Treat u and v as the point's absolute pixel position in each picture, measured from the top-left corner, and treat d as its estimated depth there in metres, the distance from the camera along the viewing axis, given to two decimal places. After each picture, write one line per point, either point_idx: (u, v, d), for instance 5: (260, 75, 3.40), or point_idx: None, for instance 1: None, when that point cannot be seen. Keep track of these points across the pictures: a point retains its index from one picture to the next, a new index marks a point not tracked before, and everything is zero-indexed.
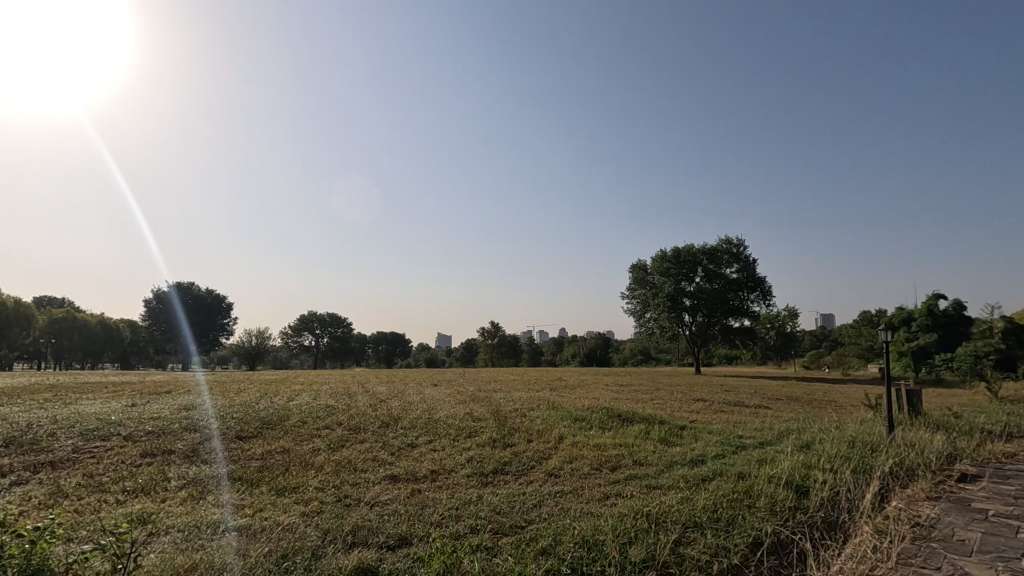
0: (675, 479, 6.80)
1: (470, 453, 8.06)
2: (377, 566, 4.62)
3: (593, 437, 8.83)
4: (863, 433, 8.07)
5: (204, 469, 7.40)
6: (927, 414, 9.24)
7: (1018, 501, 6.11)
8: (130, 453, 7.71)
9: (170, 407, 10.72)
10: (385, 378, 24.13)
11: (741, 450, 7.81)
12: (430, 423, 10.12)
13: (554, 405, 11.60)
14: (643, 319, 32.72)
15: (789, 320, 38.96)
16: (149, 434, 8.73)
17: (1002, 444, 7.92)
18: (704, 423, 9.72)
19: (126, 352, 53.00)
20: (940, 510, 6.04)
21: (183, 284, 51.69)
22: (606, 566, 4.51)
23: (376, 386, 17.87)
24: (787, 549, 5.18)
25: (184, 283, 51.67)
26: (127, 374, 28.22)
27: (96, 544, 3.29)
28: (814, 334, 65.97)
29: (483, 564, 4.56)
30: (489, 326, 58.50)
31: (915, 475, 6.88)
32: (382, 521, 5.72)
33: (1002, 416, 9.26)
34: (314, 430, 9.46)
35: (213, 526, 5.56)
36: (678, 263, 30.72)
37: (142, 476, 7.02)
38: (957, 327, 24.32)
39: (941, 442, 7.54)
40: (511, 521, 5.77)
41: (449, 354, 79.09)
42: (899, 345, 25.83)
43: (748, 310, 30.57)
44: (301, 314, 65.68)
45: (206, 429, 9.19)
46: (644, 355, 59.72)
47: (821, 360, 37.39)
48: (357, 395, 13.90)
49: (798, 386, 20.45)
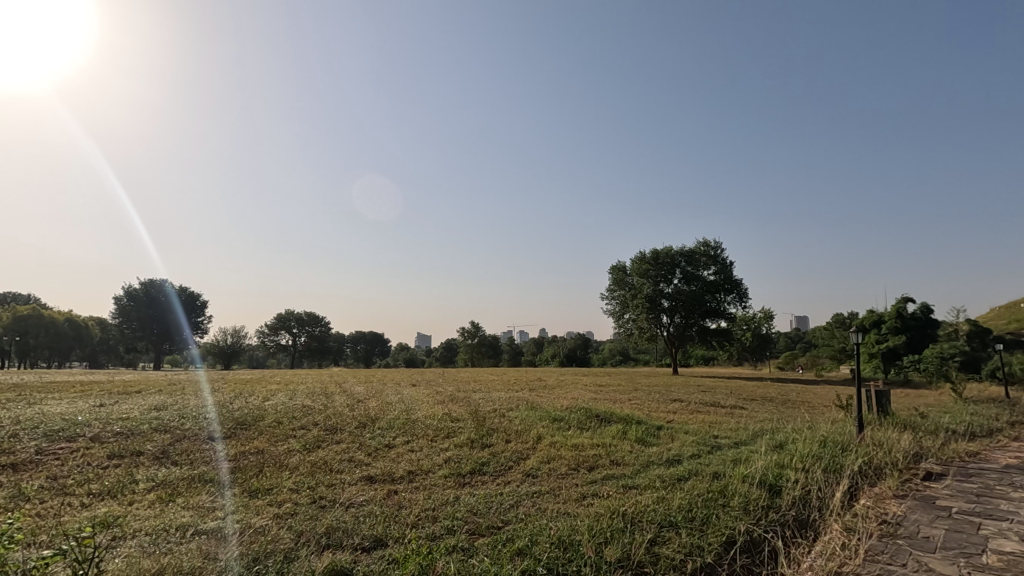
0: (651, 479, 6.86)
1: (448, 454, 8.03)
2: (349, 568, 4.55)
3: (571, 437, 8.87)
4: (835, 433, 8.24)
5: (175, 471, 7.23)
6: (895, 414, 9.51)
7: (979, 498, 6.33)
8: (98, 454, 7.51)
9: (140, 407, 10.46)
10: (363, 378, 24.03)
11: (716, 450, 7.91)
12: (408, 423, 10.06)
13: (533, 405, 11.64)
14: (623, 320, 32.92)
15: (766, 322, 39.79)
16: (118, 435, 8.53)
17: (966, 443, 8.18)
18: (679, 423, 9.84)
19: (92, 353, 50.76)
20: (906, 508, 6.20)
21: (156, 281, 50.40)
22: (582, 566, 4.52)
23: (354, 386, 17.71)
24: (760, 547, 5.27)
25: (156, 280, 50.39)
26: (92, 373, 27.26)
27: (55, 550, 3.15)
28: (787, 334, 68.21)
29: (459, 565, 4.53)
30: (471, 326, 58.76)
31: (882, 473, 7.05)
32: (356, 523, 5.65)
33: (966, 416, 9.59)
34: (290, 430, 9.33)
35: (183, 529, 5.45)
36: (657, 264, 30.99)
37: (108, 477, 6.84)
38: (926, 329, 24.97)
39: (909, 442, 7.73)
40: (488, 521, 5.76)
41: (429, 355, 78.66)
42: (869, 346, 26.52)
43: (725, 311, 31.00)
44: (278, 314, 64.55)
45: (178, 430, 9.00)
46: (624, 355, 60.38)
47: (796, 362, 38.30)
48: (335, 395, 13.76)
49: (772, 387, 21.05)
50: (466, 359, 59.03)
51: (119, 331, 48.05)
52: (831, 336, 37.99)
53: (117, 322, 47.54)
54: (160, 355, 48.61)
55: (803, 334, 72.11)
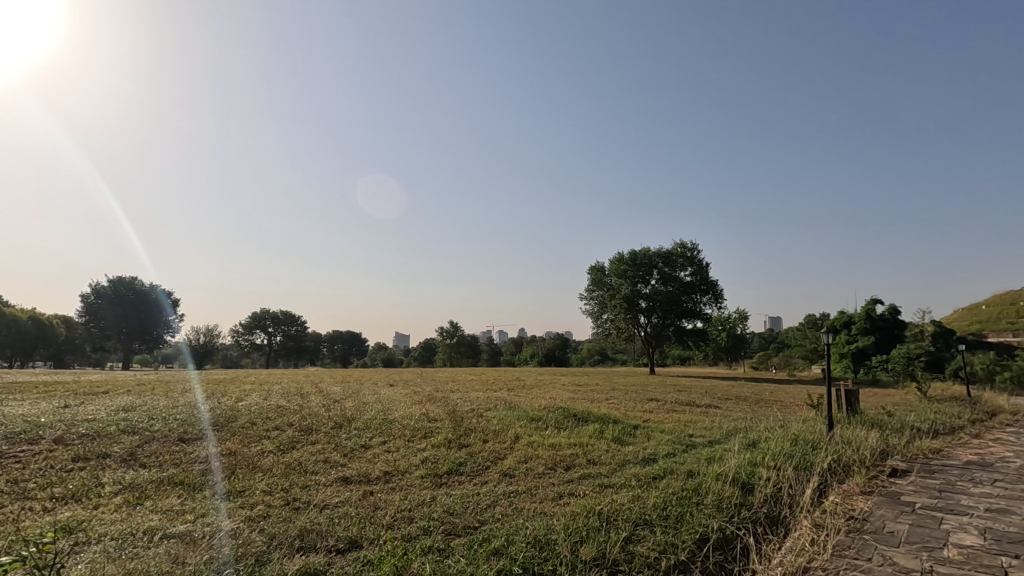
0: (626, 478, 6.92)
1: (425, 454, 7.99)
2: (323, 569, 4.52)
3: (548, 437, 8.87)
4: (805, 432, 8.41)
5: (143, 474, 7.03)
6: (864, 413, 9.73)
7: (942, 494, 6.55)
8: (61, 457, 7.26)
9: (106, 408, 10.19)
10: (339, 378, 23.75)
11: (691, 449, 8.01)
12: (385, 423, 9.98)
13: (511, 405, 11.62)
14: (601, 320, 33.11)
15: (741, 323, 40.59)
16: (83, 436, 8.28)
17: (929, 441, 8.44)
18: (655, 423, 9.92)
19: (56, 352, 48.96)
20: (873, 504, 6.38)
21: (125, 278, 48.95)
22: (558, 566, 4.53)
23: (330, 386, 17.47)
24: (732, 544, 5.36)
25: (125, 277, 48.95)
26: (54, 373, 26.26)
27: (13, 558, 3.03)
28: (761, 335, 69.77)
29: (434, 565, 4.52)
30: (449, 326, 58.65)
31: (851, 470, 7.24)
32: (331, 524, 5.58)
33: (929, 415, 9.86)
34: (264, 430, 9.18)
35: (150, 533, 5.30)
36: (635, 265, 31.30)
37: (72, 481, 6.62)
38: (893, 330, 25.76)
39: (875, 440, 7.95)
40: (465, 521, 5.74)
41: (408, 355, 78.11)
42: (840, 347, 27.18)
43: (701, 312, 31.43)
44: (254, 313, 63.34)
45: (147, 431, 8.78)
46: (602, 355, 60.91)
47: (770, 361, 39.16)
48: (309, 395, 13.57)
49: (747, 386, 21.40)
50: (445, 359, 58.74)
51: (86, 330, 46.52)
52: (803, 336, 38.98)
53: (84, 321, 46.01)
54: (128, 355, 47.15)
55: (776, 335, 73.99)
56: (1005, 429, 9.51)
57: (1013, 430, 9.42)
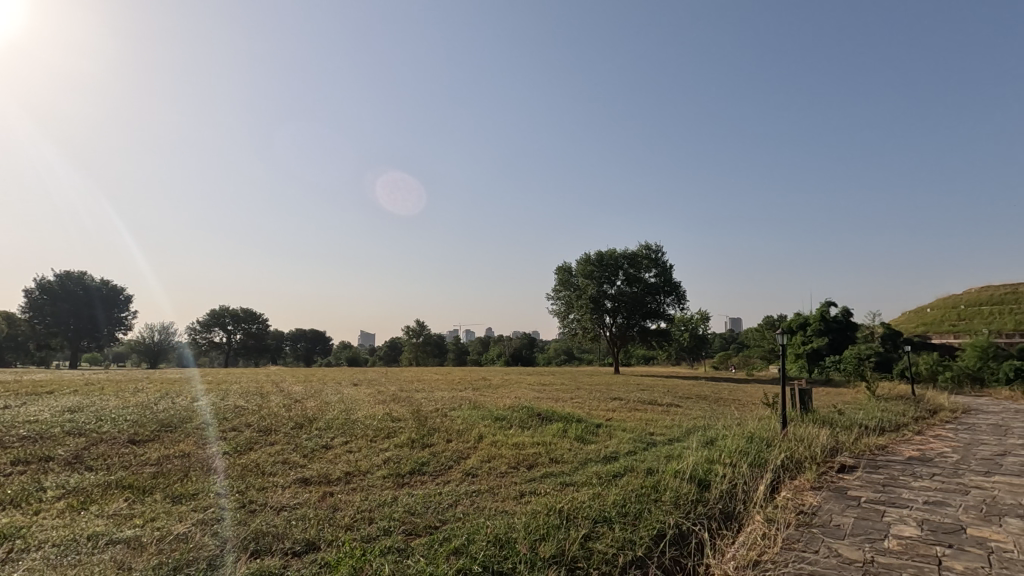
0: (588, 476, 7.01)
1: (388, 454, 7.91)
2: (278, 570, 4.46)
3: (512, 437, 8.88)
4: (761, 429, 8.70)
5: (90, 477, 6.74)
6: (816, 411, 10.10)
7: (884, 487, 6.89)
8: (0, 460, 6.90)
9: (51, 408, 9.78)
10: (299, 378, 23.18)
11: (652, 447, 8.19)
12: (347, 423, 9.83)
13: (475, 405, 11.58)
14: (567, 320, 33.40)
15: (703, 323, 41.64)
16: (25, 438, 7.90)
17: (875, 437, 8.84)
18: (618, 422, 10.04)
19: None
20: (821, 499, 6.64)
21: (74, 275, 46.83)
22: (517, 564, 4.57)
23: (289, 386, 17.02)
24: (687, 540, 5.48)
25: (75, 274, 46.80)
26: None
27: None
28: (722, 335, 71.95)
29: (392, 566, 4.48)
30: (415, 324, 58.07)
31: (803, 466, 7.54)
32: (289, 526, 5.48)
33: (877, 413, 10.29)
34: (221, 431, 8.94)
35: (94, 539, 5.10)
36: (601, 266, 31.72)
37: (10, 485, 6.28)
38: (845, 331, 26.80)
39: (827, 437, 8.28)
40: (426, 521, 5.72)
41: (375, 354, 76.92)
42: (796, 347, 28.09)
43: (665, 312, 32.09)
44: (212, 309, 61.33)
45: (94, 433, 8.42)
46: (569, 354, 61.51)
47: (730, 361, 40.34)
48: (266, 394, 13.21)
49: (711, 386, 21.57)
50: (410, 359, 57.97)
51: (28, 328, 44.00)
52: (762, 336, 40.43)
53: (26, 317, 43.53)
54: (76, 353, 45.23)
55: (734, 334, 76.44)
56: (944, 426, 10.03)
57: (951, 427, 9.96)
